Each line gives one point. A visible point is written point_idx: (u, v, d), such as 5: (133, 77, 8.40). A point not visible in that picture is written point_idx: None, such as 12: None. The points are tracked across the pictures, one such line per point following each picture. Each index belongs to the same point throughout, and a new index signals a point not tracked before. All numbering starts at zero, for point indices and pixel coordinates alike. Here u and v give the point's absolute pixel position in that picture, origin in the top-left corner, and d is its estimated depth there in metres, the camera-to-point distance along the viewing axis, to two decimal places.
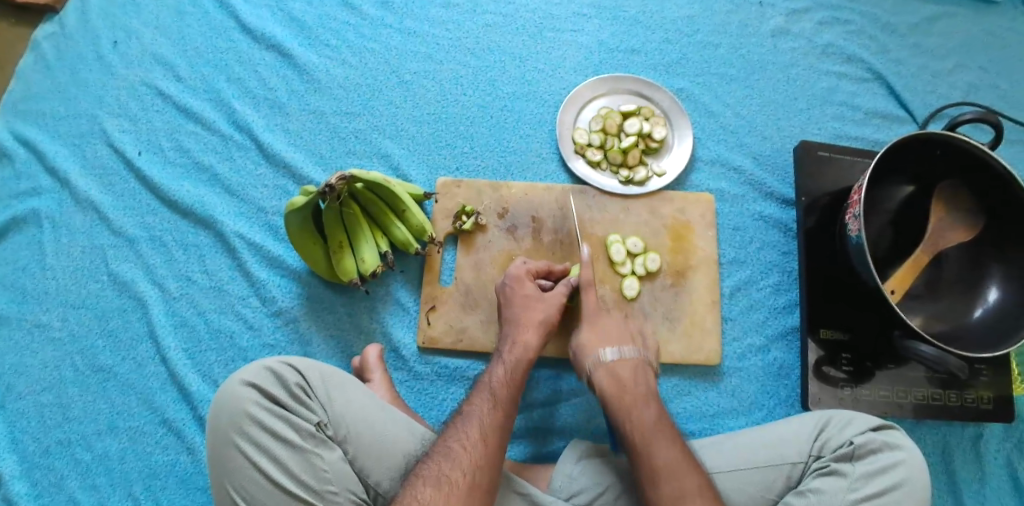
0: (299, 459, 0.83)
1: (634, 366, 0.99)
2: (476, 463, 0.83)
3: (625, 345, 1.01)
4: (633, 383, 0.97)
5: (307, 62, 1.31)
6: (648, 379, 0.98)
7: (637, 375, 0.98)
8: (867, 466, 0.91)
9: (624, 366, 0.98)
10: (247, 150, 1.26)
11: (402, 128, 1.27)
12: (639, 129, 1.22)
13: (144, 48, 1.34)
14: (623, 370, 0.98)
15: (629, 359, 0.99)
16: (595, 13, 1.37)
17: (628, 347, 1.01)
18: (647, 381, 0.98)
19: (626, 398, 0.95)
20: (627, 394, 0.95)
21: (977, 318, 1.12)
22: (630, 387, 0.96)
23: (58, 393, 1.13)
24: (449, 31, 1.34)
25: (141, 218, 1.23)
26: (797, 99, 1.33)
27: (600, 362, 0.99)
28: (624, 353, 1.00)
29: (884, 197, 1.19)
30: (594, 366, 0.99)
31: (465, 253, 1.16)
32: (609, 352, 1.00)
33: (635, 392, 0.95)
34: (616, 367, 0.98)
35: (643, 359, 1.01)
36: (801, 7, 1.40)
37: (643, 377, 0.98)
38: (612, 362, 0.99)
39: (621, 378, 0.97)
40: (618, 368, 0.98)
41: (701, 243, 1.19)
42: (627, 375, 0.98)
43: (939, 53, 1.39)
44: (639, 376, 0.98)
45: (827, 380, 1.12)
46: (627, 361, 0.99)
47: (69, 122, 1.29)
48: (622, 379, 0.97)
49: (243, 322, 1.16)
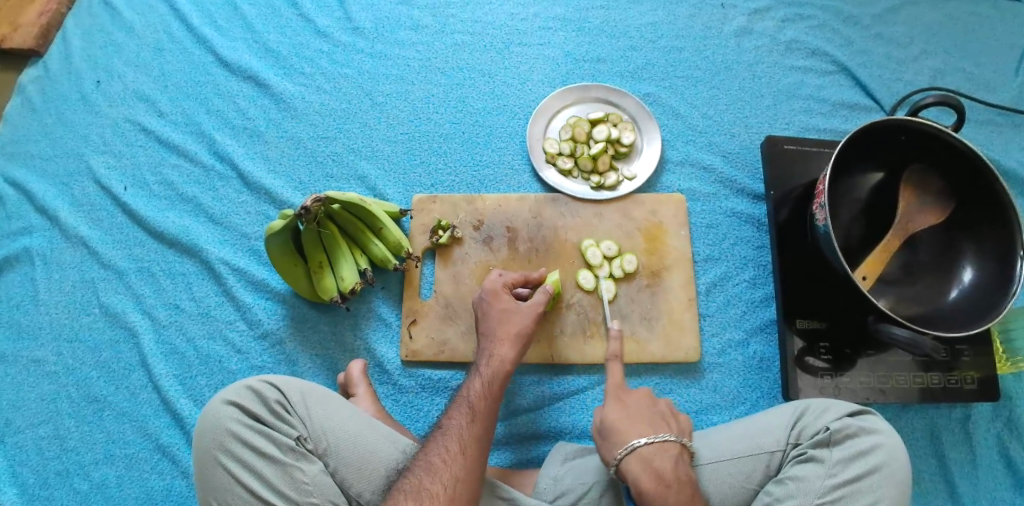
0: (281, 473, 0.85)
1: (672, 456, 0.90)
2: (456, 475, 0.86)
3: (660, 432, 0.93)
4: (675, 481, 0.88)
5: (282, 90, 1.35)
6: (687, 472, 0.90)
7: (677, 468, 0.89)
8: (844, 452, 0.92)
9: (663, 457, 0.90)
10: (228, 179, 1.30)
11: (377, 149, 1.31)
12: (607, 136, 1.25)
13: (126, 86, 1.39)
14: (662, 463, 0.89)
15: (666, 447, 0.91)
16: (560, 25, 1.40)
17: (663, 433, 0.93)
18: (686, 472, 0.90)
19: (672, 500, 0.86)
20: (671, 496, 0.86)
21: (953, 299, 1.12)
22: (673, 487, 0.87)
23: (55, 425, 1.16)
24: (419, 53, 1.38)
25: (129, 250, 1.26)
26: (763, 95, 1.36)
27: (637, 451, 0.89)
28: (659, 440, 0.91)
29: (852, 187, 1.21)
30: (628, 454, 0.90)
31: (442, 266, 1.19)
32: (643, 440, 0.91)
33: (679, 492, 0.87)
34: (655, 460, 0.89)
35: (679, 443, 0.93)
36: (763, 6, 1.43)
37: (683, 470, 0.90)
38: (648, 451, 0.90)
39: (661, 473, 0.88)
40: (655, 460, 0.89)
41: (674, 242, 1.21)
42: (666, 466, 0.89)
43: (902, 42, 1.41)
44: (679, 469, 0.89)
45: (808, 370, 1.13)
46: (665, 452, 0.90)
47: (57, 162, 1.33)
48: (663, 473, 0.88)
49: (231, 346, 1.18)
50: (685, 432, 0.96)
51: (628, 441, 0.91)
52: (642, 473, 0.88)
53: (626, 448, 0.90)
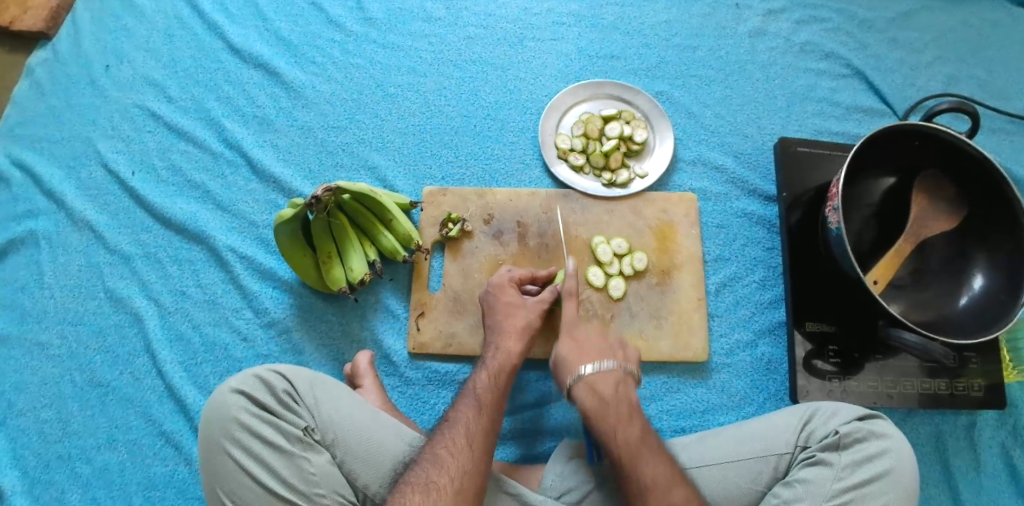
0: (287, 463, 0.85)
1: (615, 381, 0.95)
2: (464, 469, 0.85)
3: (605, 359, 0.97)
4: (615, 400, 0.93)
5: (293, 79, 1.35)
6: (629, 395, 0.95)
7: (618, 391, 0.94)
8: (853, 456, 0.91)
9: (605, 381, 0.95)
10: (237, 167, 1.29)
11: (388, 140, 1.30)
12: (620, 133, 1.24)
13: (136, 71, 1.38)
14: (604, 387, 0.94)
15: (610, 373, 0.96)
16: (574, 21, 1.40)
17: (607, 359, 0.97)
18: (628, 396, 0.95)
19: (610, 417, 0.91)
20: (610, 412, 0.91)
21: (963, 306, 1.12)
22: (613, 404, 0.92)
23: (58, 408, 1.15)
24: (432, 44, 1.37)
25: (136, 235, 1.25)
26: (776, 97, 1.35)
27: (582, 378, 0.95)
28: (603, 366, 0.96)
29: (865, 191, 1.20)
30: (576, 382, 0.95)
31: (452, 259, 1.18)
32: (589, 367, 0.96)
33: (618, 410, 0.92)
34: (597, 384, 0.94)
35: (624, 370, 0.97)
36: (777, 8, 1.42)
37: (625, 393, 0.94)
38: (593, 377, 0.95)
39: (602, 394, 0.94)
40: (598, 384, 0.95)
41: (685, 242, 1.21)
42: (607, 388, 0.94)
43: (915, 47, 1.40)
44: (621, 392, 0.94)
45: (815, 373, 1.13)
46: (607, 376, 0.95)
47: (65, 145, 1.32)
48: (604, 395, 0.94)
49: (237, 334, 1.18)
50: (633, 361, 1.00)
51: (574, 368, 0.97)
52: (586, 394, 0.94)
53: (574, 374, 0.96)
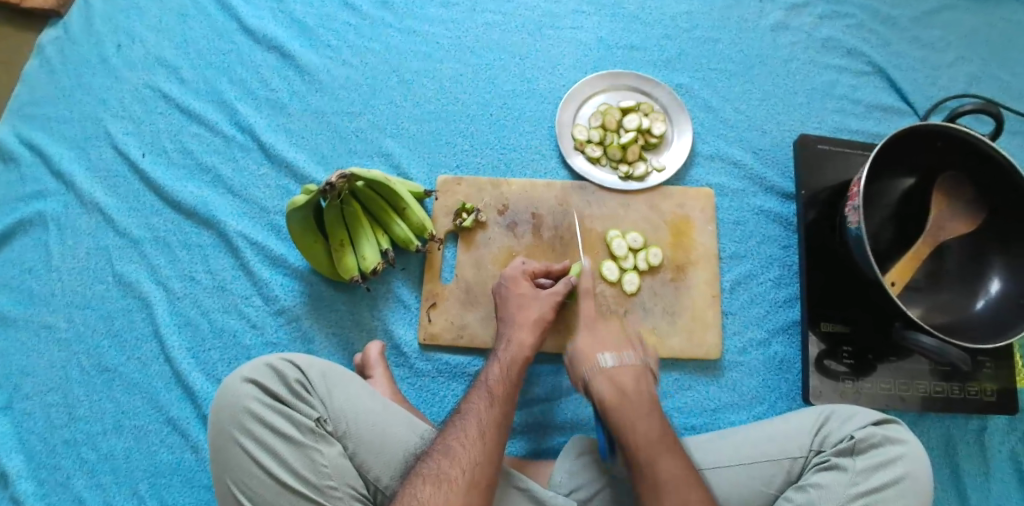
0: (300, 455, 0.84)
1: (670, 445, 0.87)
2: (475, 460, 0.83)
3: (654, 415, 0.89)
4: (673, 467, 0.84)
5: (307, 62, 1.32)
6: (684, 458, 0.86)
7: (674, 455, 0.86)
8: (868, 461, 0.90)
9: (660, 446, 0.86)
10: (249, 151, 1.27)
11: (402, 127, 1.28)
12: (638, 125, 1.23)
13: (147, 51, 1.36)
14: (661, 455, 0.85)
15: (662, 437, 0.87)
16: (594, 10, 1.37)
17: (656, 418, 0.89)
18: (683, 459, 0.86)
19: (671, 489, 0.82)
20: (666, 475, 0.83)
21: (979, 310, 1.10)
22: (671, 471, 0.84)
23: (64, 392, 1.14)
24: (448, 30, 1.35)
25: (145, 219, 1.24)
26: (797, 93, 1.33)
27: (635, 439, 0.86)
28: (656, 428, 0.88)
29: (885, 190, 1.17)
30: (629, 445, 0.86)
31: (465, 250, 1.17)
32: (643, 426, 0.88)
33: (677, 479, 0.83)
34: (653, 447, 0.86)
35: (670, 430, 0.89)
36: (800, 1, 1.39)
37: (679, 458, 0.86)
38: (646, 439, 0.86)
39: (656, 460, 0.84)
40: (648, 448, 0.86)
41: (702, 238, 1.20)
42: (656, 451, 0.85)
43: (939, 46, 1.37)
44: (676, 458, 0.86)
45: (829, 374, 1.12)
46: (658, 438, 0.87)
47: (74, 126, 1.31)
48: (659, 462, 0.84)
49: (246, 321, 1.16)
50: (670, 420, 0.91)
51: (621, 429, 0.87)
52: (638, 459, 0.85)
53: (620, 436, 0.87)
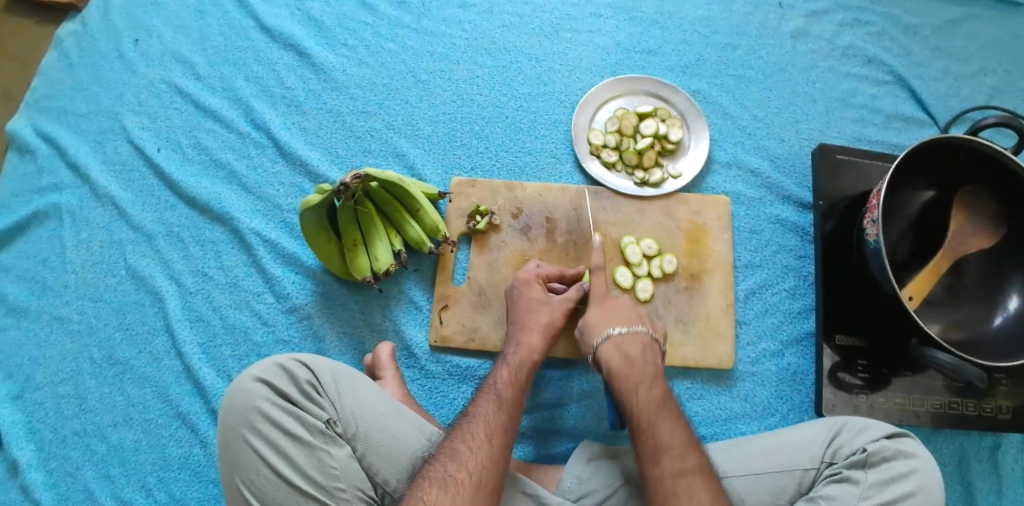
0: (308, 456, 0.83)
1: (643, 344, 0.98)
2: (482, 464, 0.83)
3: (634, 323, 1.01)
4: (641, 362, 0.96)
5: (324, 61, 1.32)
6: (655, 358, 0.97)
7: (645, 352, 0.97)
8: (880, 475, 0.89)
9: (632, 343, 0.98)
10: (263, 148, 1.27)
11: (417, 127, 1.28)
12: (655, 131, 1.22)
13: (165, 46, 1.36)
14: (646, 394, 0.91)
15: (637, 336, 0.99)
16: (612, 13, 1.36)
17: (636, 325, 1.01)
18: (654, 359, 0.97)
19: (634, 373, 0.94)
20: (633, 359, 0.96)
21: (996, 327, 1.08)
22: (638, 365, 0.95)
23: (75, 384, 1.14)
24: (466, 31, 1.34)
25: (159, 214, 1.24)
26: (816, 101, 1.32)
27: (610, 337, 0.98)
28: (631, 330, 1.00)
29: (904, 202, 1.15)
30: (604, 341, 0.99)
31: (478, 252, 1.17)
32: (618, 328, 1.00)
33: (642, 369, 0.95)
34: (624, 344, 0.98)
35: (666, 383, 0.94)
36: (821, 9, 1.38)
37: (650, 355, 0.97)
38: (621, 338, 0.99)
39: (629, 357, 0.96)
40: (646, 393, 0.91)
41: (717, 246, 1.19)
42: (654, 398, 0.91)
43: (961, 57, 1.36)
44: (647, 354, 0.97)
45: (842, 386, 1.11)
46: (635, 339, 0.99)
47: (91, 119, 1.31)
48: (630, 355, 0.96)
49: (258, 318, 1.16)
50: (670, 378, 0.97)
51: (622, 377, 0.94)
52: (634, 402, 0.90)
53: (621, 383, 0.93)
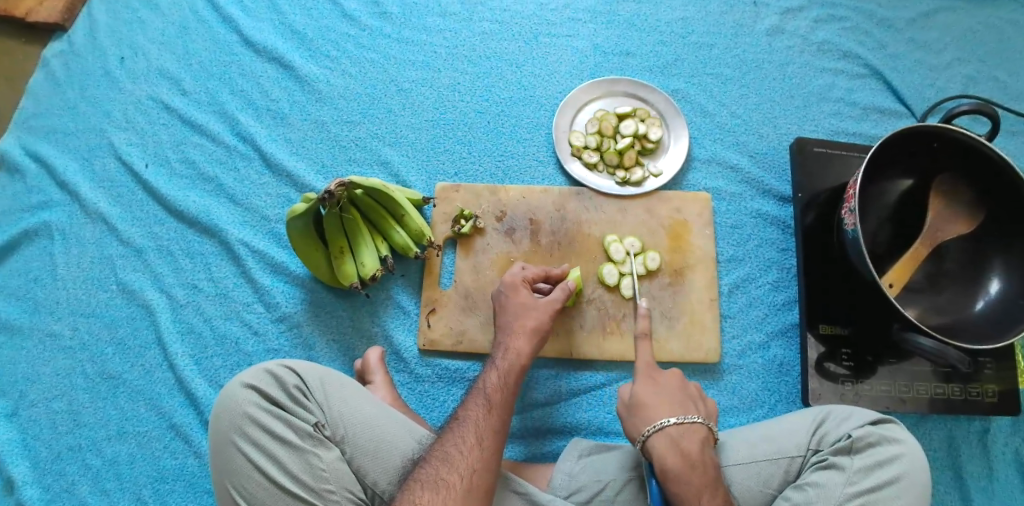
0: (297, 459, 0.84)
1: (700, 440, 0.90)
2: (473, 466, 0.84)
3: (689, 414, 0.92)
4: (700, 463, 0.87)
5: (307, 73, 1.34)
6: (712, 457, 0.89)
7: (704, 452, 0.89)
8: (866, 460, 0.89)
9: (691, 440, 0.89)
10: (250, 160, 1.29)
11: (401, 135, 1.30)
12: (634, 131, 1.23)
13: (150, 63, 1.38)
14: (689, 445, 0.88)
15: (695, 430, 0.90)
16: (590, 17, 1.39)
17: (691, 415, 0.92)
18: (710, 456, 0.89)
19: (696, 480, 0.85)
20: (667, 398, 0.94)
21: (978, 311, 1.09)
22: (698, 468, 0.86)
23: (69, 400, 1.15)
24: (446, 40, 1.37)
25: (149, 228, 1.26)
26: (793, 96, 1.34)
27: (664, 431, 0.89)
28: (688, 421, 0.91)
29: (880, 193, 1.17)
30: (655, 433, 0.89)
31: (463, 256, 1.18)
32: (671, 419, 0.90)
33: (703, 473, 0.86)
34: (682, 441, 0.88)
35: (707, 428, 0.92)
36: (796, 6, 1.40)
37: (709, 455, 0.89)
38: (675, 432, 0.89)
39: (687, 452, 0.87)
40: (683, 441, 0.88)
41: (699, 242, 1.20)
42: (690, 446, 0.88)
43: (935, 48, 1.38)
44: (704, 452, 0.89)
45: (828, 376, 1.12)
46: (692, 434, 0.90)
47: (79, 137, 1.33)
48: (689, 454, 0.87)
49: (248, 328, 1.18)
50: (713, 419, 0.95)
51: (655, 420, 0.90)
52: (667, 450, 0.87)
53: (654, 426, 0.90)
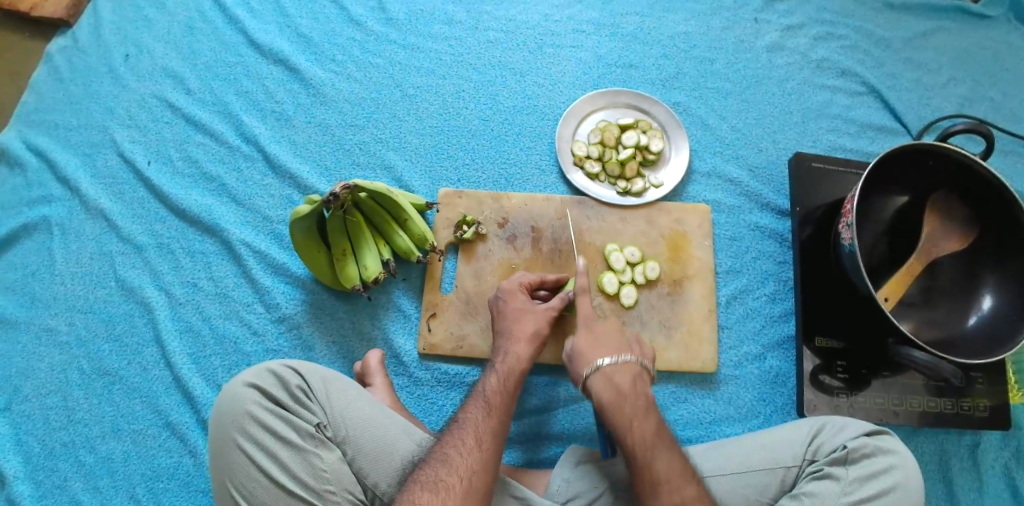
0: (299, 459, 0.85)
1: (634, 374, 0.95)
2: (473, 468, 0.84)
3: (624, 352, 0.98)
4: (632, 394, 0.93)
5: (312, 76, 1.35)
6: (646, 389, 0.95)
7: (636, 384, 0.94)
8: (860, 471, 0.90)
9: (623, 374, 0.94)
10: (253, 161, 1.30)
11: (405, 140, 1.31)
12: (636, 142, 1.25)
13: (155, 62, 1.39)
14: (621, 379, 0.94)
15: (628, 366, 0.95)
16: (594, 29, 1.41)
17: (625, 353, 0.97)
18: (645, 390, 0.94)
19: (627, 409, 0.91)
20: (601, 344, 0.98)
21: (972, 326, 1.11)
22: (630, 398, 0.92)
23: (64, 396, 1.15)
24: (451, 47, 1.38)
25: (149, 226, 1.26)
26: (792, 112, 1.36)
27: (598, 369, 0.94)
28: (621, 359, 0.96)
29: (877, 208, 1.19)
30: (592, 372, 0.95)
31: (465, 261, 1.19)
32: (607, 358, 0.96)
33: (634, 402, 0.92)
34: (615, 376, 0.94)
35: (642, 365, 0.97)
36: (796, 23, 1.43)
37: (642, 387, 0.94)
38: (610, 368, 0.95)
39: (619, 387, 0.93)
40: (615, 375, 0.94)
41: (698, 253, 1.22)
42: (623, 379, 0.94)
43: (932, 67, 1.41)
44: (637, 386, 0.94)
45: (823, 388, 1.13)
46: (625, 369, 0.95)
47: (82, 133, 1.33)
48: (620, 387, 0.93)
49: (247, 328, 1.18)
50: (650, 357, 1.00)
51: (592, 359, 0.96)
52: (602, 387, 0.94)
53: (590, 365, 0.96)
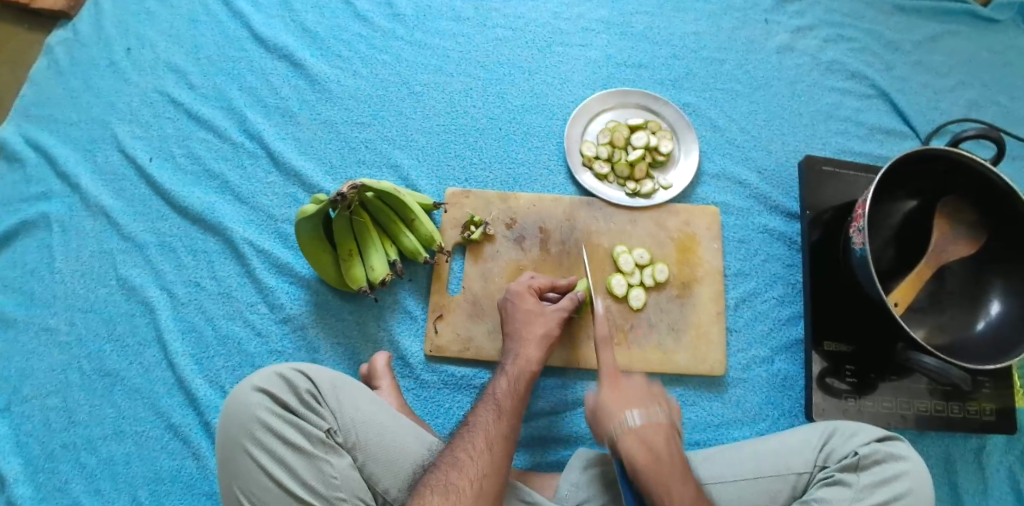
0: (308, 465, 0.83)
1: (665, 434, 0.89)
2: (482, 472, 0.83)
3: (653, 407, 0.92)
4: (669, 458, 0.87)
5: (318, 72, 1.33)
6: (679, 450, 0.89)
7: (670, 446, 0.88)
8: (872, 478, 0.90)
9: (657, 436, 0.89)
10: (257, 158, 1.28)
11: (412, 138, 1.29)
12: (646, 143, 1.24)
13: (157, 56, 1.36)
14: (655, 440, 0.88)
15: (658, 425, 0.90)
16: (603, 28, 1.39)
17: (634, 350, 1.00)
18: (678, 452, 0.89)
19: (665, 478, 0.84)
20: (630, 398, 0.93)
21: (980, 332, 1.10)
22: (666, 463, 0.86)
23: (64, 396, 1.13)
24: (459, 44, 1.36)
25: (151, 224, 1.24)
26: (801, 114, 1.35)
27: (630, 427, 0.88)
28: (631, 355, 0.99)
29: (887, 212, 1.18)
30: (622, 432, 0.88)
31: (472, 262, 1.18)
32: (636, 415, 0.90)
33: (672, 472, 0.86)
34: (648, 433, 0.88)
35: (672, 421, 0.91)
36: (806, 24, 1.42)
37: (676, 451, 0.88)
38: (641, 427, 0.89)
39: (655, 450, 0.87)
40: (648, 434, 0.88)
41: (707, 256, 1.21)
42: (659, 443, 0.88)
43: (941, 70, 1.40)
44: (671, 448, 0.88)
45: (831, 392, 1.13)
46: (656, 426, 0.90)
47: (82, 128, 1.31)
48: (656, 451, 0.87)
49: (251, 328, 1.16)
50: (675, 411, 0.95)
51: (622, 419, 0.90)
52: (635, 447, 0.87)
53: (622, 425, 0.89)
